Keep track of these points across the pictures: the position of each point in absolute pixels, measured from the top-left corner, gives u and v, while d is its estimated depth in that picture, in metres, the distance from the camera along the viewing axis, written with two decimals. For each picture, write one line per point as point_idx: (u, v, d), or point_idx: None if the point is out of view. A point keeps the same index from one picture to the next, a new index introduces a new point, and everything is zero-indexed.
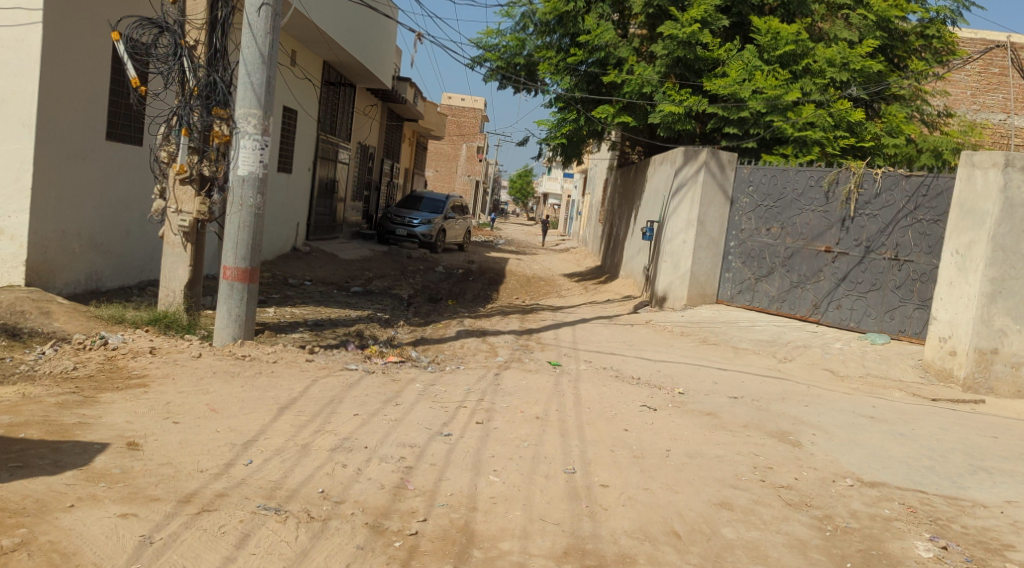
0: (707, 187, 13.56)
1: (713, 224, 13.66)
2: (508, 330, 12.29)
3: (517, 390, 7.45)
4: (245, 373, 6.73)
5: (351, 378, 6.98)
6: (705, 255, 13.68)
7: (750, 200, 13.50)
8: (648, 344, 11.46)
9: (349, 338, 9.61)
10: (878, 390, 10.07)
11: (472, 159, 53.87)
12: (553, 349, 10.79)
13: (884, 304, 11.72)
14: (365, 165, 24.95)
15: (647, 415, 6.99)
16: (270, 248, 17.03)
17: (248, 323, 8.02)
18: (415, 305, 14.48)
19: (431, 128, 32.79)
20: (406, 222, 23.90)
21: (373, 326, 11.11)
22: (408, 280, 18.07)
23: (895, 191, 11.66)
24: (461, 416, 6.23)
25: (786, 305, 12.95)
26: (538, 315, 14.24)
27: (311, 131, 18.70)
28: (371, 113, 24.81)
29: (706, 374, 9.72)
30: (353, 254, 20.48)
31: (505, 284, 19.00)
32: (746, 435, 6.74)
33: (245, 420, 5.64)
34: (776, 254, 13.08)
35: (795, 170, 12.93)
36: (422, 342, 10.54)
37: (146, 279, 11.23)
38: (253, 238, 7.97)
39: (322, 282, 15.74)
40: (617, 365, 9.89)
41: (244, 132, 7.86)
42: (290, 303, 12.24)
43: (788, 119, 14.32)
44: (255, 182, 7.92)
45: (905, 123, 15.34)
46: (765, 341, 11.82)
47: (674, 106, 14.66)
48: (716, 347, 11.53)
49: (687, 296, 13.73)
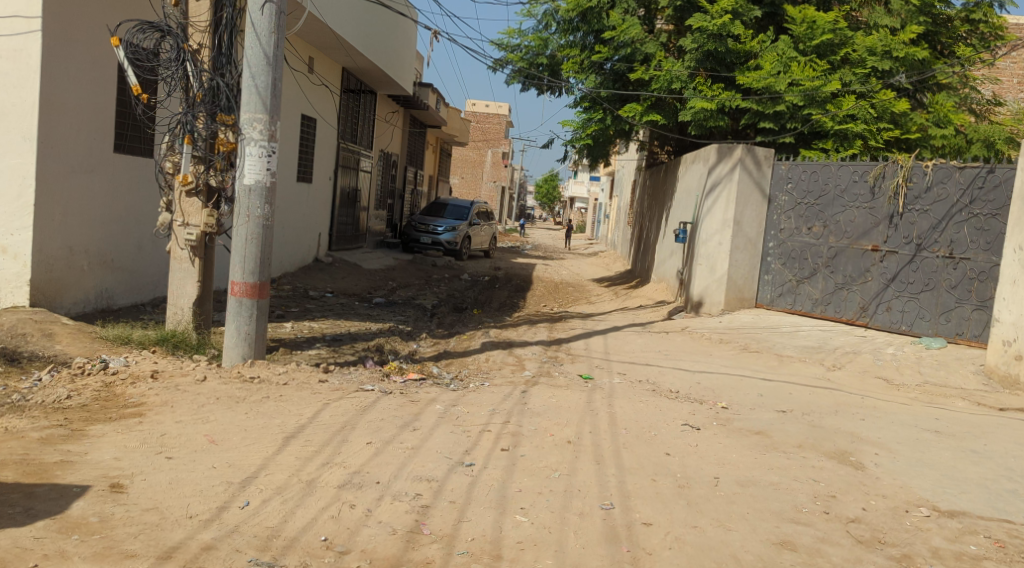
0: (743, 185, 12.88)
1: (750, 224, 12.98)
2: (537, 340, 11.71)
3: (546, 409, 6.88)
4: (251, 398, 6.16)
5: (366, 400, 6.44)
6: (743, 257, 13.00)
7: (789, 198, 12.80)
8: (684, 353, 10.81)
9: (368, 354, 9.07)
10: (936, 400, 9.40)
11: (498, 165, 53.44)
12: (584, 361, 10.20)
13: (938, 305, 10.98)
14: (388, 173, 24.49)
15: (690, 435, 6.39)
16: (292, 260, 16.59)
17: (260, 341, 7.47)
18: (439, 316, 13.94)
19: (455, 135, 32.34)
20: (430, 230, 23.41)
21: (394, 340, 10.58)
22: (433, 289, 17.56)
23: (948, 184, 10.92)
24: (485, 442, 5.65)
25: (831, 308, 12.24)
26: (568, 323, 13.64)
27: (330, 139, 18.23)
28: (394, 120, 24.35)
29: (749, 385, 9.10)
30: (377, 264, 20.00)
31: (533, 291, 18.43)
32: (801, 456, 6.14)
33: (245, 452, 5.11)
34: (819, 255, 12.37)
35: (837, 165, 12.22)
36: (446, 356, 10.00)
37: (159, 295, 10.70)
38: (262, 251, 7.44)
39: (344, 293, 15.26)
40: (654, 378, 9.30)
41: (249, 138, 7.33)
42: (307, 317, 11.73)
43: (827, 111, 13.65)
44: (263, 192, 7.39)
45: (955, 113, 14.68)
46: (811, 348, 11.13)
47: (706, 102, 14.01)
48: (759, 355, 10.85)
49: (724, 301, 13.04)
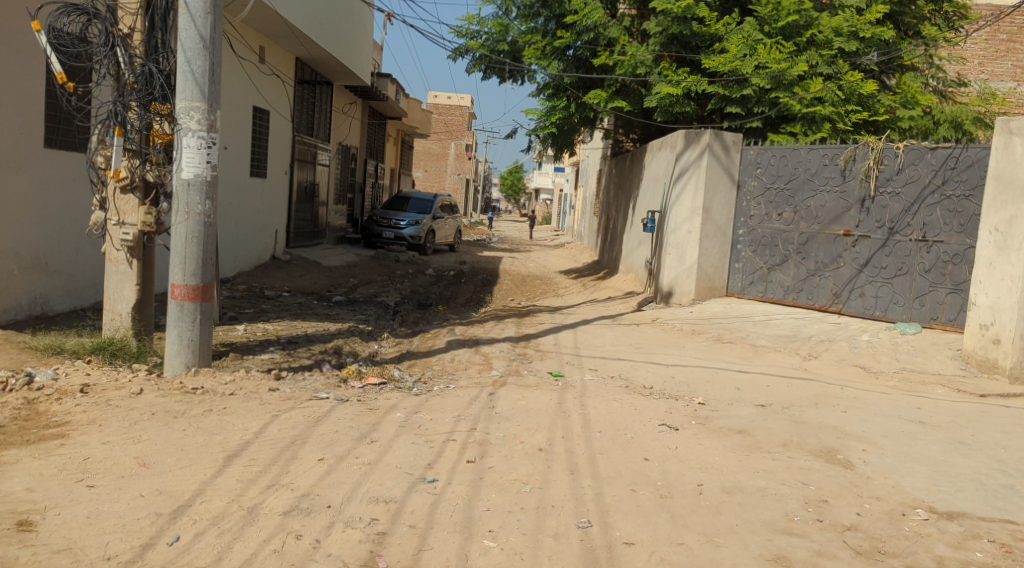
0: (712, 171, 12.53)
1: (720, 211, 12.64)
2: (504, 337, 11.27)
3: (514, 413, 6.44)
4: (191, 412, 5.65)
5: (320, 410, 5.98)
6: (713, 246, 12.65)
7: (758, 183, 12.47)
8: (657, 346, 10.43)
9: (326, 357, 8.60)
10: (916, 388, 9.11)
11: (461, 158, 52.86)
12: (554, 358, 9.79)
13: (912, 290, 10.71)
14: (347, 166, 23.90)
15: (669, 436, 5.99)
16: (247, 259, 16.03)
17: (204, 348, 6.95)
18: (401, 314, 13.45)
19: (416, 126, 31.77)
20: (393, 224, 22.86)
21: (354, 341, 10.11)
22: (396, 285, 17.06)
23: (920, 166, 10.64)
24: (449, 453, 5.22)
25: (804, 295, 11.94)
26: (536, 318, 13.21)
27: (285, 133, 17.67)
28: (351, 111, 23.75)
29: (726, 378, 8.73)
30: (338, 261, 19.43)
31: (500, 284, 18.00)
32: (787, 456, 5.76)
33: (178, 476, 4.64)
34: (790, 241, 12.05)
35: (807, 148, 11.90)
36: (409, 357, 9.53)
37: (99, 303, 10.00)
38: (204, 250, 6.92)
39: (302, 292, 14.68)
40: (627, 373, 8.91)
41: (187, 129, 6.80)
42: (261, 319, 11.17)
43: (795, 94, 13.33)
44: (203, 186, 6.85)
45: (921, 93, 14.48)
46: (785, 337, 10.79)
47: (672, 86, 13.64)
48: (732, 346, 10.49)
49: (695, 291, 12.68)
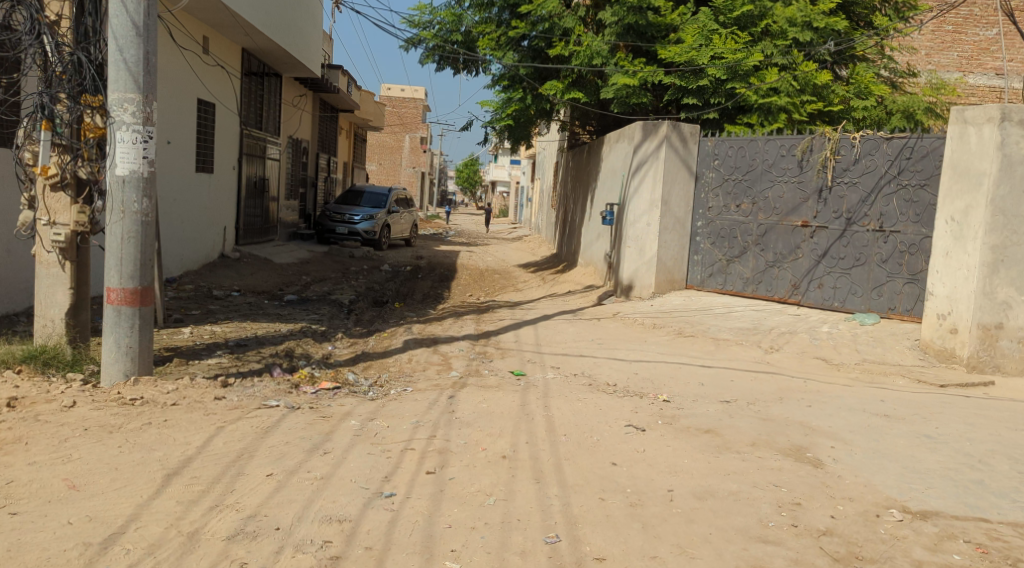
0: (670, 163, 12.37)
1: (678, 204, 12.49)
2: (463, 334, 11.04)
3: (476, 417, 6.20)
4: (128, 426, 5.33)
5: (269, 420, 5.72)
6: (672, 238, 12.51)
7: (716, 174, 12.34)
8: (619, 342, 10.26)
9: (277, 361, 8.35)
10: (876, 379, 8.91)
11: (416, 151, 52.36)
12: (515, 356, 9.57)
13: (870, 280, 10.66)
14: (298, 160, 23.42)
15: (636, 438, 5.79)
16: (194, 258, 15.64)
17: (144, 355, 6.64)
18: (357, 312, 13.14)
19: (369, 119, 31.31)
20: (347, 219, 22.45)
21: (306, 343, 9.82)
22: (350, 282, 16.69)
23: (876, 156, 10.57)
24: (408, 464, 5.01)
25: (763, 287, 11.85)
26: (495, 314, 12.99)
27: (232, 126, 17.22)
28: (302, 104, 23.25)
29: (689, 374, 8.57)
30: (290, 258, 18.99)
31: (457, 279, 17.73)
32: (757, 456, 5.55)
33: (111, 499, 4.33)
34: (749, 233, 11.95)
35: (764, 139, 11.78)
36: (364, 358, 9.25)
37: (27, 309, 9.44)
38: (142, 251, 6.57)
39: (252, 291, 14.35)
40: (590, 371, 8.71)
41: (120, 122, 6.42)
42: (209, 322, 10.89)
43: (751, 85, 13.17)
44: (140, 183, 6.49)
45: (873, 83, 14.38)
46: (746, 330, 10.64)
47: (629, 78, 13.52)
48: (693, 341, 10.33)
49: (655, 284, 12.53)
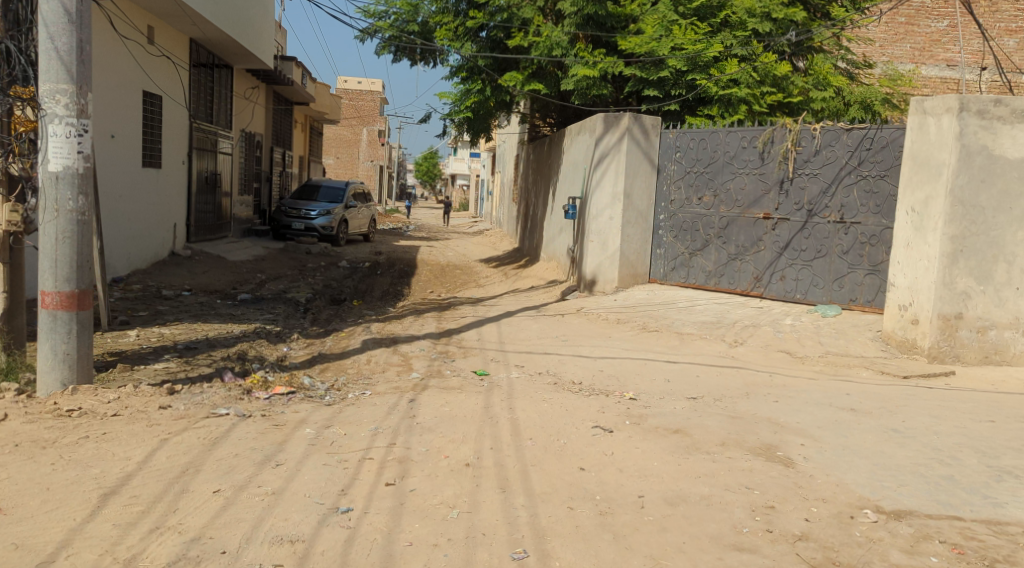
0: (631, 157, 12.23)
1: (640, 197, 12.36)
2: (423, 332, 10.85)
3: (437, 422, 6.03)
4: (63, 440, 5.20)
5: (216, 432, 5.61)
6: (634, 232, 12.38)
7: (678, 167, 12.21)
8: (582, 338, 10.12)
9: (228, 366, 8.33)
10: (841, 372, 8.50)
11: (375, 144, 51.83)
12: (478, 355, 9.40)
13: (832, 272, 10.58)
14: (252, 154, 22.97)
15: (603, 440, 5.63)
16: (141, 257, 15.43)
17: (83, 363, 6.66)
18: (313, 310, 12.88)
19: (325, 112, 30.89)
20: (303, 215, 22.05)
21: (260, 346, 9.64)
22: (307, 279, 16.39)
23: (836, 147, 10.47)
24: (366, 475, 4.87)
25: (725, 280, 11.73)
26: (456, 310, 12.79)
27: (179, 121, 16.91)
28: (255, 97, 22.80)
29: (654, 369, 8.43)
30: (245, 255, 18.62)
31: (418, 275, 17.51)
32: (727, 456, 5.36)
33: (42, 524, 4.15)
34: (711, 225, 11.82)
35: (725, 131, 11.65)
36: (321, 360, 9.04)
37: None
38: (79, 251, 6.59)
39: (204, 290, 14.22)
40: (555, 369, 8.55)
41: (52, 114, 6.41)
42: (157, 325, 10.79)
43: (711, 76, 12.98)
44: (74, 179, 6.50)
45: (832, 75, 14.32)
46: (710, 323, 10.34)
47: (589, 69, 13.37)
48: (657, 335, 10.08)
49: (618, 278, 12.41)
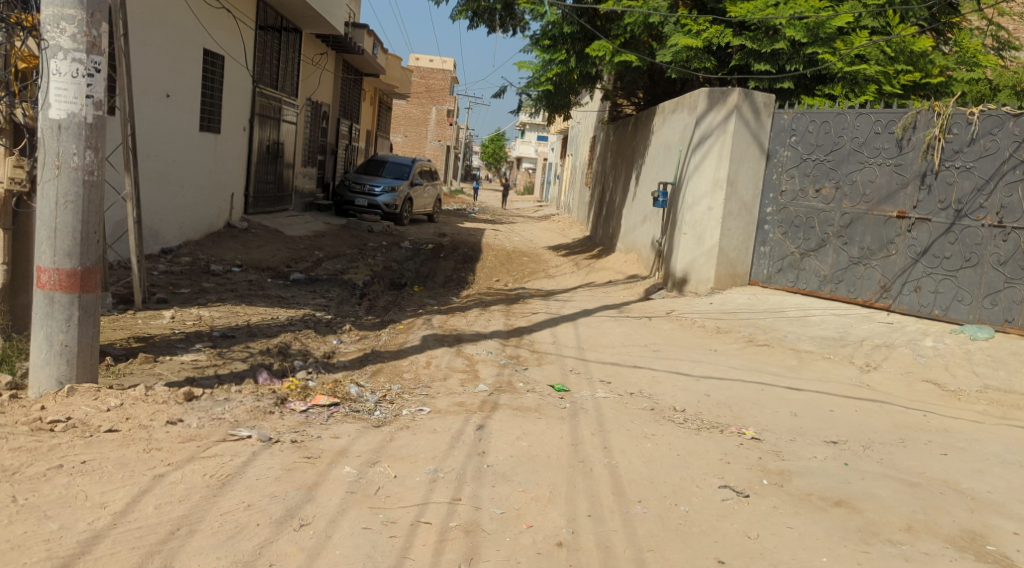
0: (739, 139, 10.64)
1: (746, 185, 10.77)
2: (490, 329, 9.46)
3: (515, 465, 4.67)
4: (26, 472, 3.97)
5: (230, 464, 4.32)
6: (736, 226, 10.80)
7: (792, 153, 10.57)
8: (677, 349, 8.64)
9: (264, 365, 7.10)
10: (1009, 415, 6.70)
11: (442, 124, 50.68)
12: (555, 365, 7.98)
13: (982, 285, 8.74)
14: (318, 125, 21.89)
15: (738, 513, 4.24)
16: (195, 226, 14.38)
17: (84, 357, 5.47)
18: (370, 295, 11.59)
19: (396, 86, 29.72)
20: (366, 190, 20.86)
21: (306, 337, 8.40)
22: (366, 259, 15.15)
23: (999, 136, 8.63)
24: (421, 557, 3.67)
25: (844, 287, 10.02)
26: (528, 304, 11.38)
27: (242, 83, 15.84)
28: (324, 63, 21.69)
29: (775, 399, 6.92)
30: (303, 230, 17.50)
31: (483, 260, 16.13)
32: (922, 552, 3.93)
33: None
34: (830, 223, 10.14)
35: (855, 113, 9.92)
36: (373, 360, 7.72)
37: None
38: (84, 220, 5.40)
39: (256, 267, 13.08)
40: (653, 393, 7.13)
41: (55, 48, 5.24)
42: (197, 305, 9.63)
43: (836, 50, 11.18)
44: (80, 131, 5.31)
45: (980, 53, 12.39)
46: (832, 340, 8.70)
47: (690, 39, 11.72)
48: (769, 352, 8.48)
49: (714, 278, 10.86)
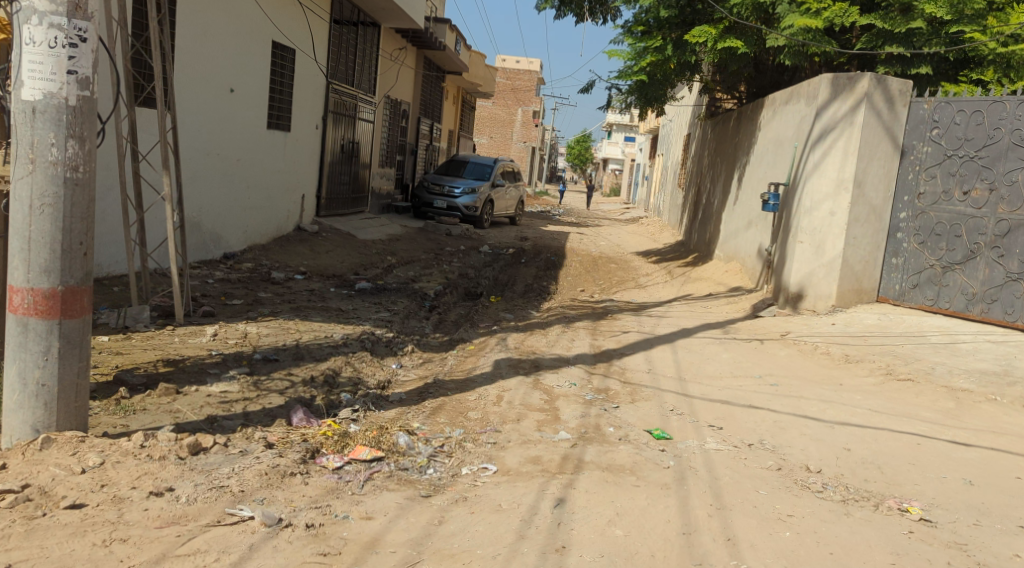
0: (869, 132, 9.08)
1: (875, 187, 9.19)
2: (574, 352, 8.14)
3: None
4: None
5: None
6: (863, 233, 9.23)
7: (933, 149, 8.96)
8: (800, 382, 7.24)
9: (303, 399, 5.94)
10: None
11: (528, 125, 49.46)
12: (651, 402, 6.62)
13: None
14: (397, 124, 20.88)
15: None
16: (262, 229, 13.43)
17: (65, 401, 4.34)
18: (441, 308, 10.37)
19: (479, 83, 28.58)
20: (445, 192, 19.77)
21: (360, 362, 7.21)
22: (442, 266, 14.04)
23: None
24: None
25: (999, 307, 8.38)
26: (618, 320, 10.03)
27: (314, 79, 14.89)
28: (404, 58, 20.64)
29: (939, 459, 5.58)
30: (376, 233, 16.47)
31: (568, 267, 14.83)
32: None
33: None
34: (981, 231, 8.51)
35: (1016, 100, 8.26)
36: (435, 393, 6.49)
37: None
38: (66, 228, 4.26)
39: (321, 274, 12.05)
40: (777, 446, 5.72)
41: (27, 9, 4.11)
42: (245, 319, 8.55)
43: (988, 28, 9.54)
44: (60, 115, 4.17)
45: None
46: (995, 377, 7.22)
47: (810, 18, 10.08)
48: (917, 392, 7.11)
49: (836, 294, 9.30)
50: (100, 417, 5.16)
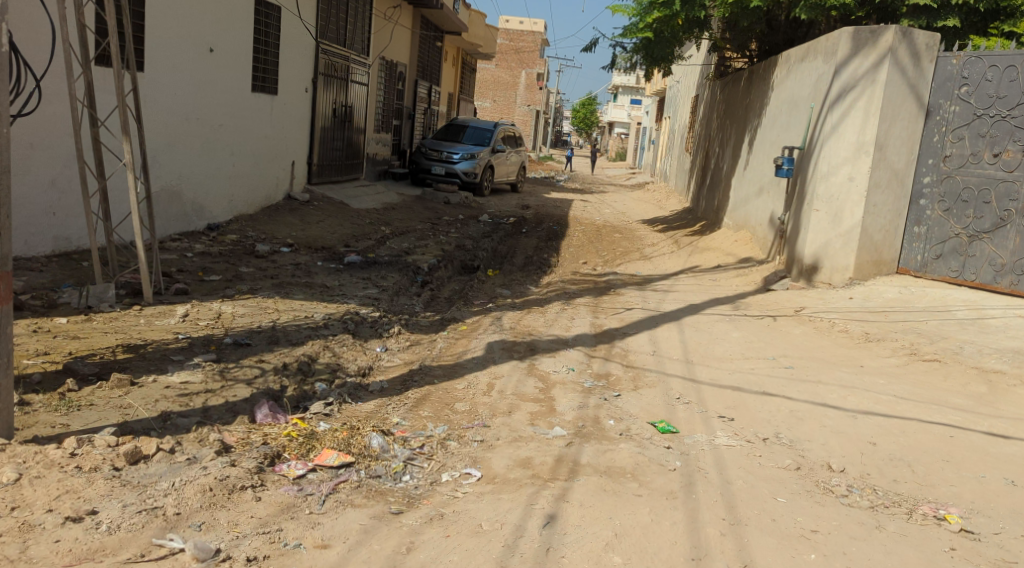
0: (892, 90, 8.40)
1: (898, 149, 8.53)
2: (573, 332, 7.56)
3: None
4: None
5: None
6: (884, 200, 8.59)
7: (960, 108, 8.29)
8: (818, 364, 6.66)
9: (270, 391, 5.37)
10: None
11: (532, 88, 48.49)
12: (656, 389, 6.05)
13: None
14: (393, 88, 20.13)
15: None
16: (248, 199, 12.82)
17: None
18: (433, 284, 9.77)
19: (480, 44, 27.71)
20: (444, 157, 19.09)
21: (339, 346, 6.63)
22: (437, 237, 13.41)
23: None
24: None
25: None
26: (621, 295, 9.42)
27: (301, 40, 14.18)
28: (399, 17, 19.85)
29: (976, 455, 4.99)
30: (370, 201, 15.82)
31: (570, 237, 14.19)
32: None
33: None
34: (1013, 196, 7.89)
35: None
36: (419, 381, 5.92)
37: (38, 255, 7.43)
38: None
39: (309, 246, 11.46)
40: (795, 440, 5.15)
41: None
42: (221, 297, 7.95)
43: None
44: None
45: None
46: None
47: None
48: (944, 375, 6.51)
49: (854, 265, 8.68)
50: (37, 417, 4.61)
